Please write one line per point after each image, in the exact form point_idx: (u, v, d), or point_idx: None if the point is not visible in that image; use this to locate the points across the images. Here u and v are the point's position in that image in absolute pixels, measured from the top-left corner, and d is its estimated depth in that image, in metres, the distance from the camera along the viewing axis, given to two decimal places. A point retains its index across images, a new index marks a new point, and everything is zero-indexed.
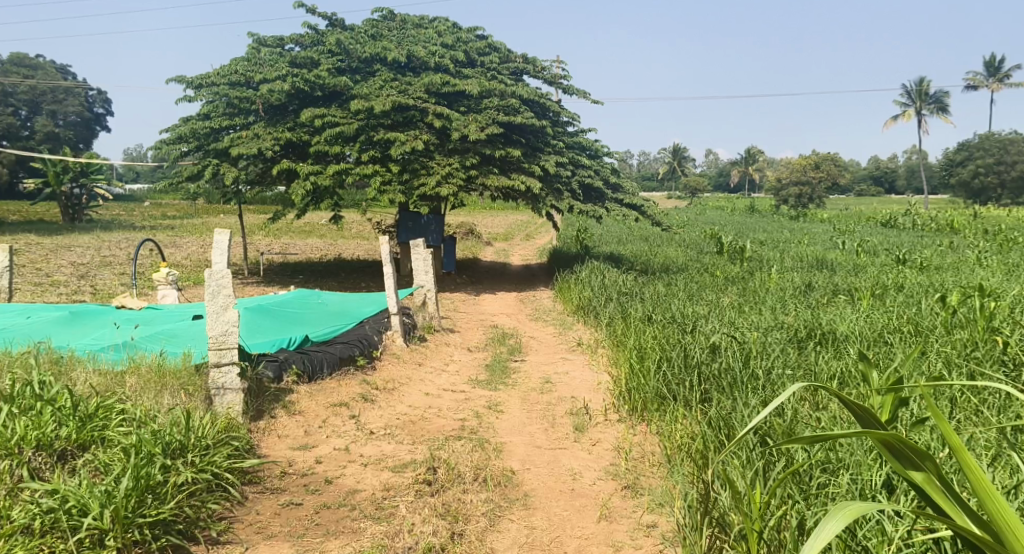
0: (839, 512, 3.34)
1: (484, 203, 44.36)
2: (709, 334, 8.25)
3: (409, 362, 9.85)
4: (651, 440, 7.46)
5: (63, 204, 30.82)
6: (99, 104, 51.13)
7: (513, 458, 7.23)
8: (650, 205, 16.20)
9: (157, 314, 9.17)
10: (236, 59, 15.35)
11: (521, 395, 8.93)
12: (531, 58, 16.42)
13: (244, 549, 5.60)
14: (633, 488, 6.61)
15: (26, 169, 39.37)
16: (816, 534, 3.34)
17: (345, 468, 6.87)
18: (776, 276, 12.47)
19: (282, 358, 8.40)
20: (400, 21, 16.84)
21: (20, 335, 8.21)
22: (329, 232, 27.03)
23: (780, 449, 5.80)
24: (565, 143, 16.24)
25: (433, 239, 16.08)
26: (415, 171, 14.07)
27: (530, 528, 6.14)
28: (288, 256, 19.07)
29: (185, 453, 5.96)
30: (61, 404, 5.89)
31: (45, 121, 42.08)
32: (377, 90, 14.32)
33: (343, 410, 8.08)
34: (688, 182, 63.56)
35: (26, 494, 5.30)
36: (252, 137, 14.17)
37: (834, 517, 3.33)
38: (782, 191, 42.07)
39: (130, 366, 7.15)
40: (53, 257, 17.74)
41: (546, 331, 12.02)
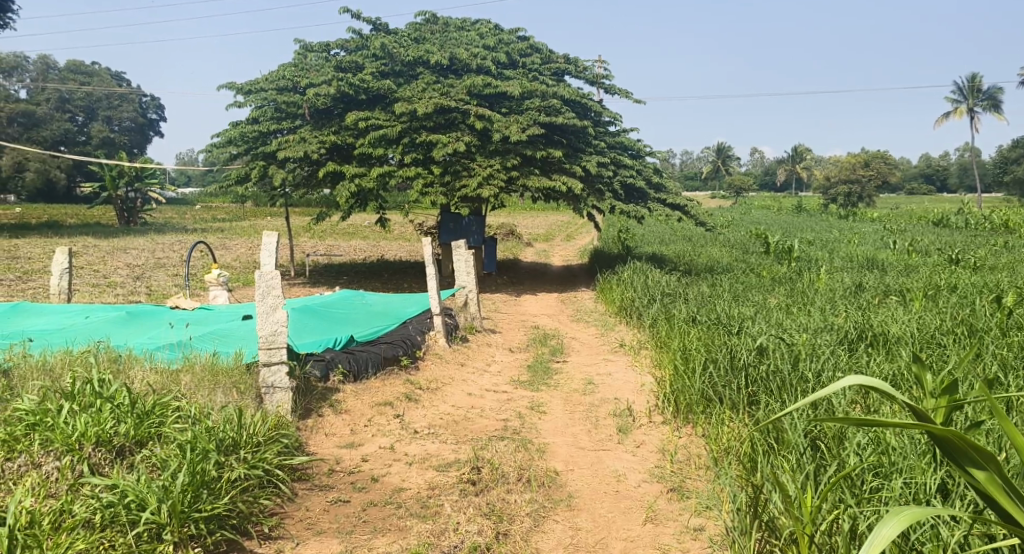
0: (897, 515, 3.28)
1: (527, 204, 44.56)
2: (756, 335, 8.19)
3: (452, 362, 9.93)
4: (697, 442, 7.44)
5: (118, 208, 31.61)
6: (152, 110, 52.24)
7: (556, 458, 7.26)
8: (693, 205, 16.05)
9: (208, 314, 9.35)
10: (284, 65, 15.61)
11: (564, 396, 8.96)
12: (573, 58, 16.41)
13: (295, 544, 5.69)
14: (679, 491, 6.59)
15: (83, 173, 40.48)
16: (873, 537, 3.28)
17: (390, 466, 6.95)
18: (826, 276, 12.32)
19: (328, 358, 8.52)
20: (443, 23, 16.96)
21: (79, 335, 8.42)
22: (373, 234, 27.33)
23: (832, 452, 5.80)
24: (606, 143, 16.18)
25: (474, 240, 16.22)
26: (457, 172, 14.12)
27: (575, 529, 6.16)
28: (333, 257, 19.34)
29: (238, 449, 6.09)
30: (120, 401, 6.02)
31: (102, 127, 43.22)
32: (420, 92, 14.49)
33: (387, 410, 8.16)
34: (731, 181, 63.30)
35: (87, 489, 5.43)
36: (299, 140, 14.41)
37: (890, 521, 3.27)
38: (831, 189, 41.69)
39: (184, 365, 7.31)
40: (109, 259, 18.22)
41: (588, 331, 12.02)
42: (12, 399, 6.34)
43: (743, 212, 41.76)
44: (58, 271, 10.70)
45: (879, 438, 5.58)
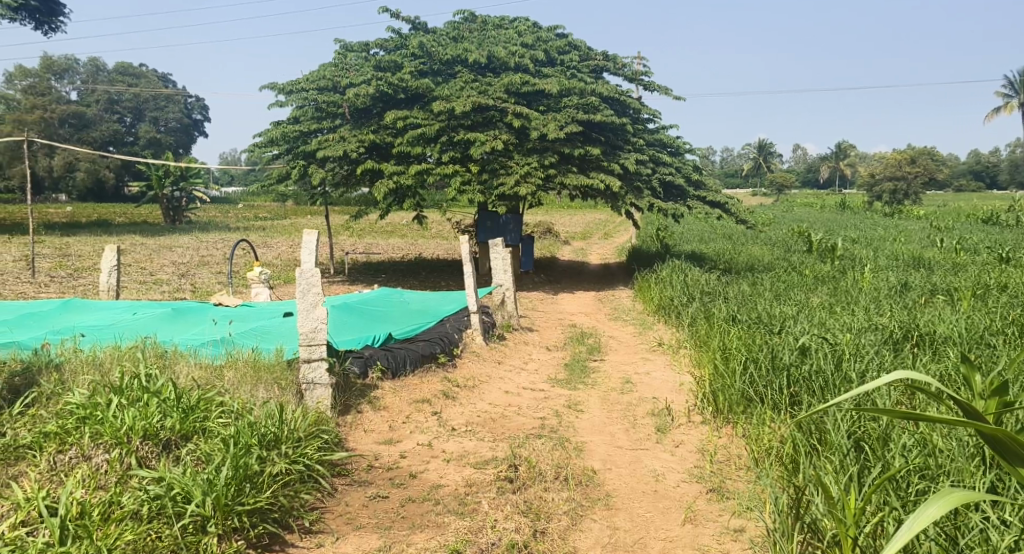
0: (943, 495, 3.16)
1: (567, 203, 44.49)
2: (798, 335, 8.09)
3: (489, 360, 9.95)
4: (737, 442, 7.36)
5: (164, 206, 32.15)
6: (197, 110, 53.07)
7: (594, 457, 7.24)
8: (733, 203, 15.89)
9: (250, 311, 9.46)
10: (325, 65, 15.77)
11: (601, 396, 8.92)
12: (612, 55, 16.34)
13: (335, 538, 5.74)
14: (718, 492, 6.54)
15: (131, 172, 41.25)
16: (914, 518, 3.18)
17: (428, 463, 6.98)
18: (870, 275, 12.12)
19: (366, 355, 8.58)
20: (481, 22, 16.98)
21: (126, 331, 8.58)
22: (411, 233, 27.47)
23: (876, 453, 5.72)
24: (645, 140, 16.09)
25: (511, 239, 16.22)
26: (495, 171, 14.12)
27: (613, 528, 6.13)
28: (372, 255, 19.50)
29: (280, 445, 6.16)
30: (166, 396, 6.13)
31: (149, 128, 44.04)
32: (458, 91, 14.54)
33: (425, 407, 8.20)
34: (773, 179, 62.66)
35: (135, 481, 5.53)
36: (339, 139, 14.55)
37: (937, 502, 3.15)
38: (876, 186, 41.05)
39: (227, 361, 7.42)
40: (155, 256, 18.56)
41: (626, 330, 11.96)
42: (63, 393, 6.48)
43: (785, 210, 41.25)
44: (108, 269, 10.92)
45: (926, 440, 5.50)
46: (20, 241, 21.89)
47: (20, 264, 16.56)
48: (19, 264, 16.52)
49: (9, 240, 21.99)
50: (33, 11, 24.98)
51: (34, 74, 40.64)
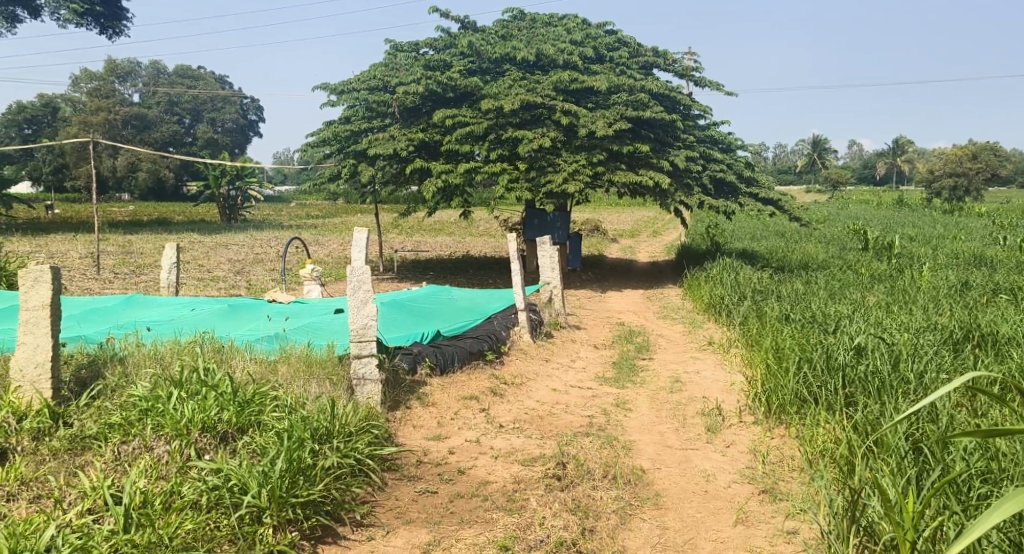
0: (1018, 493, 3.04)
1: (617, 201, 44.36)
2: (854, 334, 7.95)
3: (537, 358, 9.94)
4: (790, 443, 7.25)
5: (221, 205, 32.78)
6: (252, 111, 54.04)
7: (642, 457, 7.18)
8: (786, 200, 15.66)
9: (303, 308, 9.59)
10: (375, 65, 15.92)
11: (650, 395, 8.85)
12: (662, 51, 16.22)
13: (385, 531, 5.79)
14: (771, 493, 6.45)
15: (189, 172, 42.16)
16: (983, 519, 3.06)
17: (476, 459, 7.00)
18: (929, 273, 11.86)
19: (416, 351, 8.63)
20: (530, 20, 16.97)
21: (185, 326, 8.75)
22: (460, 230, 27.61)
23: (935, 456, 5.60)
24: (696, 136, 15.93)
25: (559, 236, 16.19)
26: (543, 168, 14.08)
27: (663, 528, 6.08)
28: (420, 253, 19.66)
29: (332, 438, 6.23)
30: (223, 390, 6.23)
31: (207, 128, 44.95)
32: (507, 89, 14.55)
33: (473, 404, 8.21)
34: (828, 175, 61.62)
35: (194, 472, 5.63)
36: (389, 138, 14.69)
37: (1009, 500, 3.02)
38: (935, 183, 40.14)
39: (282, 356, 7.53)
40: (211, 254, 18.95)
41: (675, 329, 11.86)
42: (127, 385, 6.64)
43: (841, 206, 40.56)
44: (168, 266, 11.15)
45: (988, 444, 5.39)
46: (87, 239, 22.57)
47: (85, 261, 17.05)
48: (84, 261, 17.01)
49: (76, 237, 22.67)
50: (98, 15, 25.54)
51: (98, 77, 41.77)
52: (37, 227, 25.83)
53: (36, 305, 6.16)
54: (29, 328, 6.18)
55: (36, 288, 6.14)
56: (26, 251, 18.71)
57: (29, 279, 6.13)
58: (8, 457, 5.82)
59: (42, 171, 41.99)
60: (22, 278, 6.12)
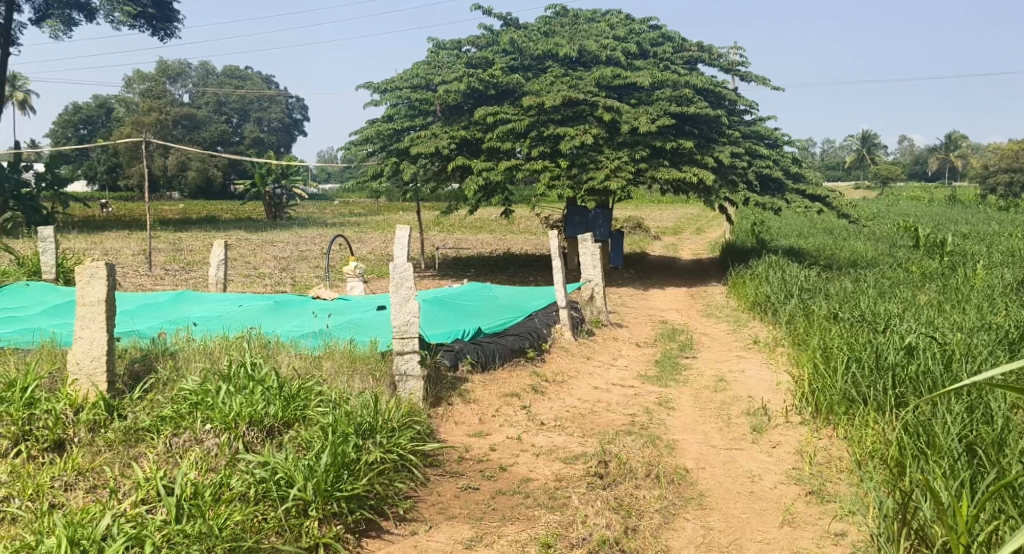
0: None
1: (661, 198, 44.07)
2: (904, 334, 7.80)
3: (578, 356, 9.89)
4: (838, 444, 7.12)
5: (267, 203, 33.23)
6: (297, 110, 54.70)
7: (686, 456, 7.10)
8: (834, 197, 15.40)
9: (347, 305, 9.65)
10: (418, 64, 16.00)
11: (694, 394, 8.76)
12: (707, 46, 16.04)
13: (428, 527, 5.79)
14: (818, 494, 6.34)
15: (236, 170, 42.79)
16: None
17: (518, 456, 6.98)
18: (982, 272, 11.58)
19: (457, 348, 8.62)
20: (573, 16, 16.89)
21: (233, 321, 8.87)
22: (501, 227, 27.64)
23: (990, 459, 5.48)
24: (741, 132, 15.73)
25: (601, 233, 16.11)
26: (584, 165, 14.01)
27: (708, 528, 6.01)
28: (462, 250, 19.71)
29: (375, 433, 6.24)
30: (269, 384, 6.29)
31: (253, 127, 45.59)
32: (549, 86, 14.51)
33: (515, 401, 8.20)
34: (878, 171, 60.54)
35: (242, 464, 5.69)
36: (430, 136, 14.78)
37: None
38: (989, 178, 39.27)
39: (326, 351, 7.59)
40: (258, 251, 19.21)
41: (719, 327, 11.73)
42: (178, 379, 6.74)
43: (892, 203, 39.85)
44: (215, 263, 11.31)
45: None
46: (139, 236, 23.03)
47: (137, 257, 17.41)
48: (136, 258, 17.38)
49: (129, 235, 23.17)
50: (150, 18, 26.04)
51: (149, 78, 42.70)
52: (92, 224, 26.48)
53: (93, 301, 6.29)
54: (85, 324, 6.30)
55: (92, 285, 6.27)
56: (82, 248, 19.16)
57: (85, 275, 6.27)
58: (65, 448, 5.93)
59: (97, 171, 42.99)
60: (79, 274, 6.25)
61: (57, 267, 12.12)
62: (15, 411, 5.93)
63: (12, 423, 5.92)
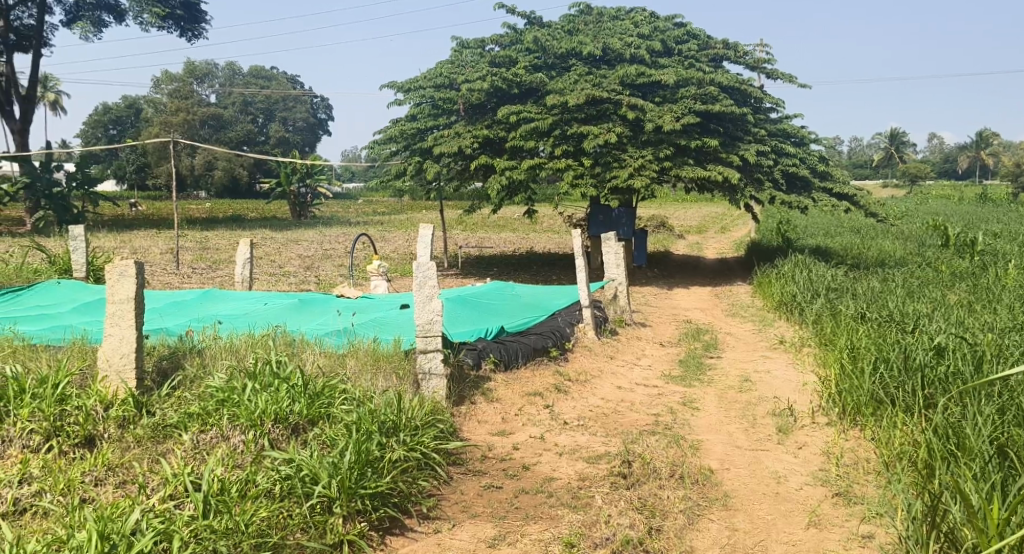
0: None
1: (685, 197, 43.88)
2: (933, 334, 7.70)
3: (601, 355, 9.85)
4: (865, 445, 7.05)
5: (292, 202, 33.45)
6: (322, 110, 55.04)
7: (710, 457, 7.05)
8: (862, 195, 15.24)
9: (370, 303, 9.67)
10: (442, 63, 16.02)
11: (718, 394, 8.70)
12: (732, 44, 15.93)
13: (451, 525, 5.79)
14: (845, 496, 6.27)
15: (262, 169, 43.08)
16: None
17: (541, 455, 6.96)
18: (1013, 272, 11.41)
19: (480, 347, 8.61)
20: (597, 14, 16.83)
21: (258, 319, 8.93)
22: (525, 227, 27.64)
23: (1022, 461, 5.38)
24: (767, 130, 15.59)
25: (624, 232, 16.05)
26: (608, 164, 13.95)
27: (733, 529, 5.95)
28: (484, 249, 19.74)
29: (398, 432, 6.25)
30: (294, 382, 6.32)
31: (279, 127, 45.90)
32: (573, 84, 14.47)
33: (538, 400, 8.18)
34: (907, 169, 59.85)
35: (268, 461, 5.72)
36: (454, 135, 14.82)
37: None
38: (1021, 177, 38.70)
39: (349, 350, 7.61)
40: (283, 250, 19.34)
41: (744, 327, 11.64)
42: (204, 376, 6.78)
43: (922, 202, 39.39)
44: (241, 262, 11.39)
45: None
46: (167, 234, 23.25)
47: (165, 256, 17.59)
48: (164, 257, 17.55)
49: (158, 234, 23.41)
50: (178, 19, 26.28)
51: (177, 79, 43.14)
52: (121, 223, 26.77)
53: (122, 299, 6.34)
54: (114, 321, 6.36)
55: (121, 283, 6.32)
56: (111, 247, 19.38)
57: (115, 274, 6.32)
58: (95, 444, 5.96)
59: (125, 170, 43.49)
60: (109, 272, 6.30)
61: (88, 265, 12.26)
62: (47, 407, 5.95)
63: (43, 419, 5.93)
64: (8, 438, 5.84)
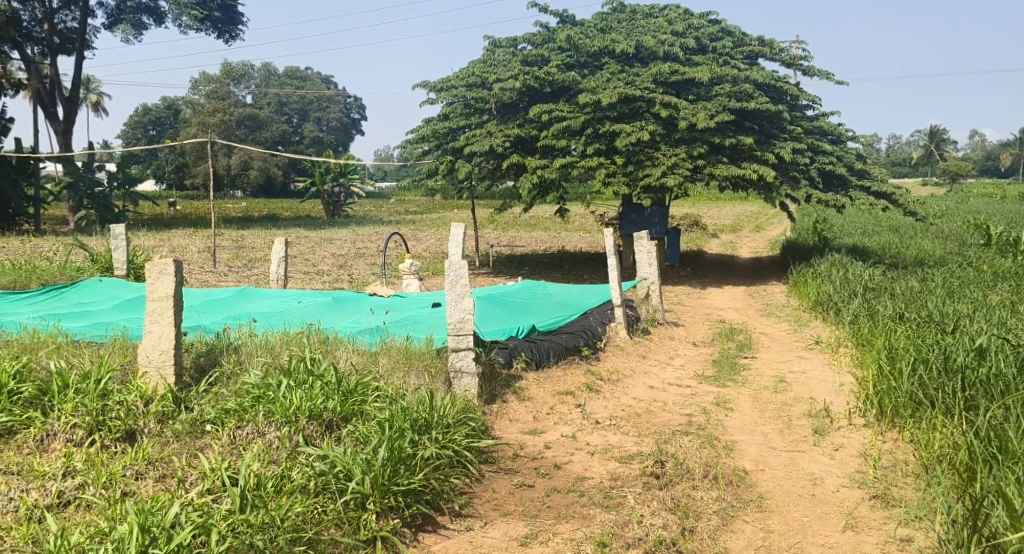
0: None
1: (718, 195, 43.51)
2: (975, 336, 7.56)
3: (633, 354, 9.80)
4: (903, 448, 6.93)
5: (326, 202, 33.68)
6: (355, 110, 55.41)
7: (745, 458, 6.98)
8: (901, 194, 15.01)
9: (403, 301, 9.70)
10: (474, 62, 16.05)
11: (753, 394, 8.61)
12: (768, 40, 15.77)
13: (483, 523, 5.79)
14: (883, 498, 6.17)
15: (296, 169, 43.46)
16: None
17: (573, 455, 6.93)
18: None
19: (511, 345, 8.60)
20: (630, 11, 16.75)
21: (293, 317, 8.99)
22: (557, 226, 27.61)
23: None
24: (803, 127, 15.40)
25: (657, 231, 15.94)
26: (641, 162, 13.86)
27: (767, 531, 5.88)
28: (516, 249, 19.73)
29: (430, 429, 6.26)
30: (328, 380, 6.36)
31: (313, 127, 46.29)
32: (605, 83, 14.41)
33: (569, 399, 8.15)
34: (947, 167, 58.83)
35: (303, 457, 5.76)
36: (486, 134, 14.87)
37: None
38: None
39: (382, 347, 7.63)
40: (317, 249, 19.49)
41: (779, 327, 11.51)
42: (240, 373, 6.84)
43: (964, 200, 38.71)
44: (276, 261, 11.48)
45: None
46: (205, 233, 23.54)
47: (202, 255, 17.80)
48: (200, 255, 17.77)
49: (195, 232, 23.69)
50: (216, 21, 26.56)
51: (214, 79, 43.67)
52: (160, 222, 27.14)
53: (161, 296, 6.41)
54: (154, 318, 6.43)
55: (161, 281, 6.39)
56: (151, 245, 19.68)
57: (154, 271, 6.38)
58: (136, 438, 6.03)
59: (163, 170, 44.11)
60: (149, 270, 6.38)
61: (128, 263, 12.45)
62: (89, 402, 6.03)
63: (86, 413, 6.00)
64: (53, 432, 5.93)
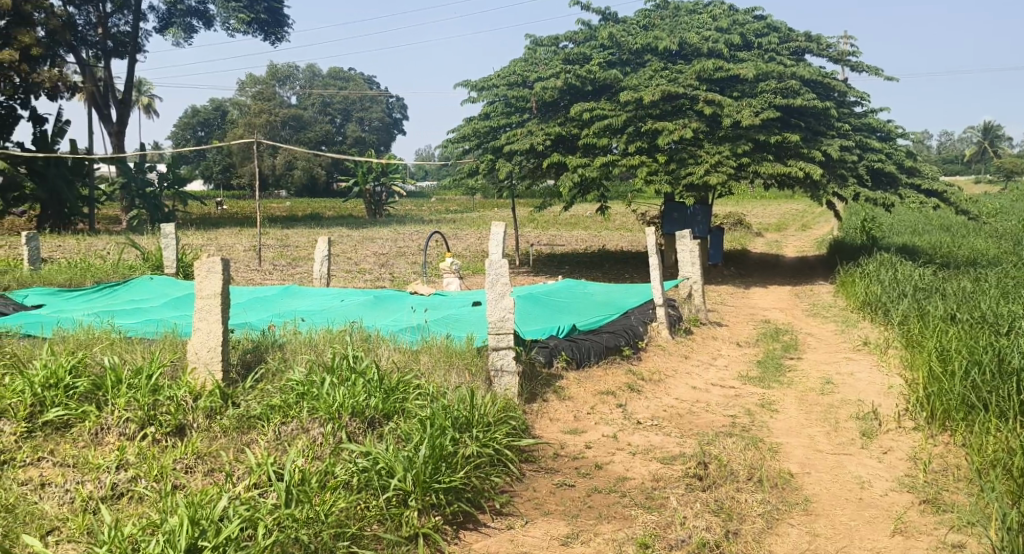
0: None
1: (763, 194, 42.91)
2: None
3: (675, 355, 9.70)
4: (955, 452, 6.76)
5: (369, 201, 33.90)
6: (397, 109, 55.68)
7: (790, 460, 6.85)
8: (952, 192, 14.67)
9: (444, 300, 9.70)
10: (516, 61, 16.01)
11: (798, 396, 8.46)
12: (815, 36, 15.53)
13: (524, 521, 5.76)
14: (934, 503, 6.02)
15: (339, 168, 43.82)
16: None
17: (614, 455, 6.87)
18: None
19: (552, 345, 8.55)
20: (673, 8, 16.61)
21: (335, 315, 9.04)
22: (598, 225, 27.46)
23: None
24: (851, 124, 15.11)
25: (699, 231, 15.76)
26: (683, 160, 13.70)
27: (813, 535, 5.77)
28: (556, 249, 19.67)
29: (471, 428, 6.24)
30: (370, 377, 6.38)
31: (355, 127, 46.61)
32: (647, 81, 14.31)
33: (611, 399, 8.08)
34: (1002, 164, 57.33)
35: (346, 454, 5.78)
36: (526, 133, 14.85)
37: None
38: None
39: (423, 346, 7.63)
40: (360, 248, 19.64)
41: (825, 328, 11.31)
42: (285, 370, 6.89)
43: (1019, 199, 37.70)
44: (319, 259, 11.56)
45: None
46: (250, 232, 23.81)
47: (248, 253, 18.01)
48: (246, 254, 17.98)
49: (239, 231, 23.99)
50: (262, 23, 26.83)
51: (259, 80, 44.18)
52: (206, 221, 27.52)
53: (209, 294, 6.47)
54: (202, 316, 6.51)
55: (209, 278, 6.45)
56: (197, 244, 19.96)
57: (202, 269, 6.45)
58: (186, 433, 6.09)
59: (210, 170, 44.78)
60: (197, 268, 6.44)
61: (176, 262, 12.63)
62: (141, 397, 6.10)
63: (138, 408, 6.07)
64: (107, 426, 6.01)
